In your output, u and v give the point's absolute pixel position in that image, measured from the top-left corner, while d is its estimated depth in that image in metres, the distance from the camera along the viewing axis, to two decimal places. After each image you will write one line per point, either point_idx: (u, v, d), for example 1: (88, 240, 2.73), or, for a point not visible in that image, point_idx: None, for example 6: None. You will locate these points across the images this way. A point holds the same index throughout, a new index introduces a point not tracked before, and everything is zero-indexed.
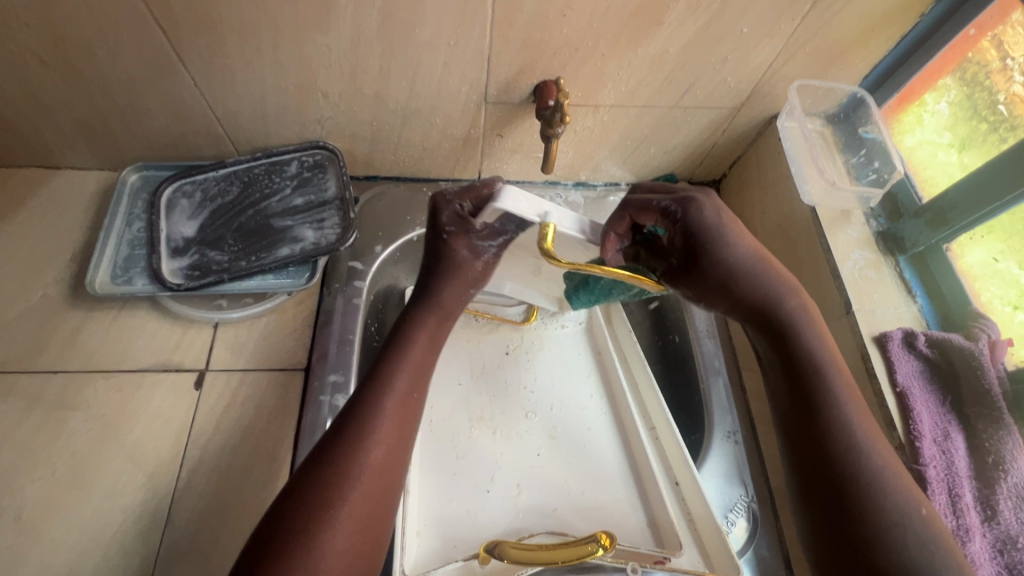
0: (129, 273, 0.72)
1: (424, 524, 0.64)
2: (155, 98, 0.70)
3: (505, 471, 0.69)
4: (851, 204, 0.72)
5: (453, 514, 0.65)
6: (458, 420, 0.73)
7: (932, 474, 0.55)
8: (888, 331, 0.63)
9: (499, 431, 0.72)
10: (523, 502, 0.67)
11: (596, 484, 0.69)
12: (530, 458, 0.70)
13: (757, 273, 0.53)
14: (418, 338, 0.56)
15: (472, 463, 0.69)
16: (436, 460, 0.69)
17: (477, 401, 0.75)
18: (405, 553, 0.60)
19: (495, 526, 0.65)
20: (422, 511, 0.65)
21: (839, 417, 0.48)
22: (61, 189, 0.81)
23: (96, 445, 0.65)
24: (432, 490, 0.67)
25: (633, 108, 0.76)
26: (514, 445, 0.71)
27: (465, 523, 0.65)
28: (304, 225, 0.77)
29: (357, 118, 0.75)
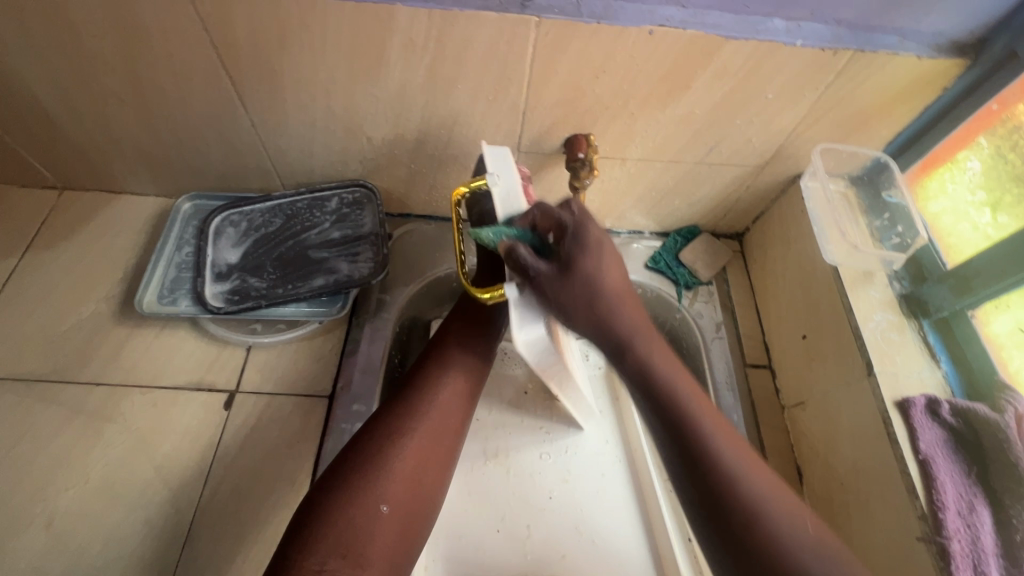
0: (175, 294, 0.77)
1: (433, 557, 0.65)
2: (215, 134, 0.76)
3: (515, 511, 0.69)
4: (873, 265, 0.73)
5: (462, 550, 0.66)
6: (474, 455, 0.74)
7: (955, 548, 0.53)
8: (911, 397, 0.62)
9: (513, 469, 0.73)
10: (532, 544, 0.67)
11: (606, 533, 0.69)
12: (542, 499, 0.71)
13: (620, 304, 0.55)
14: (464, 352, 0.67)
15: (483, 499, 0.70)
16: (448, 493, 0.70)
17: (493, 437, 0.76)
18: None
19: (502, 566, 0.65)
20: (432, 543, 0.66)
21: (708, 447, 0.51)
22: (120, 212, 0.87)
23: (128, 457, 0.68)
24: (443, 525, 0.67)
25: (659, 163, 0.79)
26: (527, 484, 0.72)
27: (473, 560, 0.66)
28: (339, 258, 0.81)
29: (397, 160, 0.80)
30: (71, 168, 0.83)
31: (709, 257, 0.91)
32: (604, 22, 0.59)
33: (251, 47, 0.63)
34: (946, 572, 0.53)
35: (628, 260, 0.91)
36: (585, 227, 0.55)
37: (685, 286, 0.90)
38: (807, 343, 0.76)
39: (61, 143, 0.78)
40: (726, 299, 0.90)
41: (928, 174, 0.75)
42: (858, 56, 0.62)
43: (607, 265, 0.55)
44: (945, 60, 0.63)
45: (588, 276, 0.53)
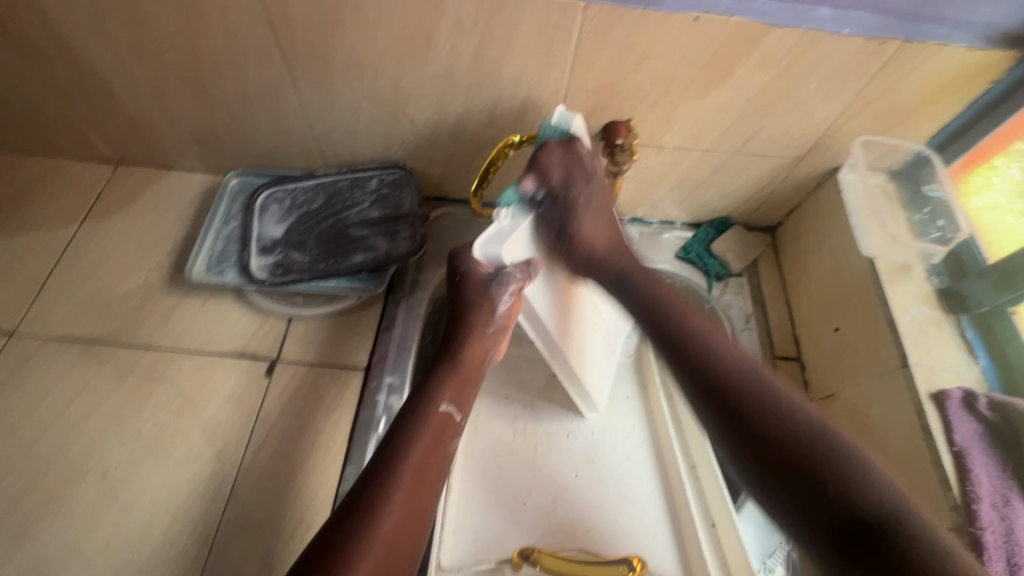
0: (222, 265, 0.80)
1: (461, 524, 0.67)
2: (265, 113, 0.79)
3: (541, 486, 0.71)
4: (911, 258, 0.72)
5: (490, 520, 0.68)
6: (502, 431, 0.75)
7: (988, 539, 0.53)
8: (947, 389, 0.62)
9: (540, 447, 0.74)
10: (557, 518, 0.68)
11: (629, 513, 0.70)
12: (567, 478, 0.72)
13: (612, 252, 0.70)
14: (450, 378, 0.63)
15: (511, 473, 0.72)
16: (477, 465, 0.72)
17: (522, 416, 0.77)
18: (441, 546, 0.64)
19: (528, 538, 0.67)
20: (460, 510, 0.68)
21: (709, 353, 0.59)
22: (170, 187, 0.91)
23: (176, 416, 0.72)
24: (472, 496, 0.69)
25: (695, 151, 0.80)
26: (553, 461, 0.73)
27: (499, 531, 0.67)
28: (378, 236, 0.84)
29: (437, 142, 0.82)
30: (127, 144, 0.87)
31: (740, 248, 0.91)
32: (650, 7, 0.60)
33: (306, 28, 0.66)
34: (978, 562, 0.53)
35: (659, 249, 0.92)
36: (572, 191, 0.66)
37: (716, 277, 0.90)
38: (839, 336, 0.76)
39: (121, 119, 0.82)
40: (757, 292, 0.90)
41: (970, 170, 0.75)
42: (905, 46, 0.62)
43: (596, 228, 0.69)
44: (995, 51, 0.62)
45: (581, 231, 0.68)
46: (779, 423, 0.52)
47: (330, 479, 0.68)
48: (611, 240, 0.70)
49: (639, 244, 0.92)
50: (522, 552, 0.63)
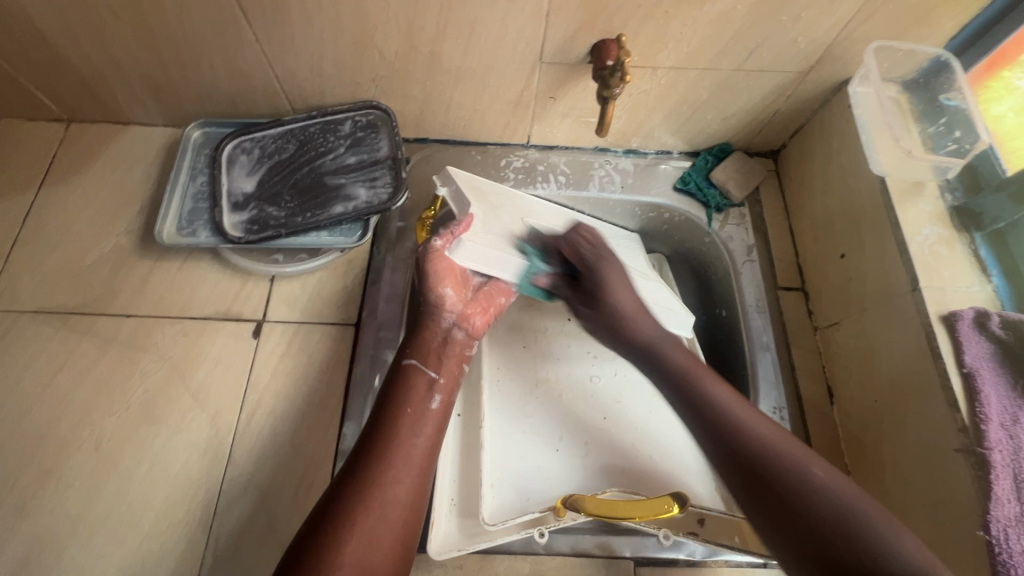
0: (194, 225, 0.75)
1: (498, 478, 0.65)
2: (219, 54, 0.71)
3: (572, 432, 0.71)
4: (925, 174, 0.67)
5: (525, 469, 0.67)
6: (525, 381, 0.75)
7: (995, 457, 0.52)
8: (958, 311, 0.60)
9: (565, 393, 0.74)
10: (591, 460, 0.68)
11: (663, 450, 0.70)
12: (597, 420, 0.72)
13: (642, 311, 0.64)
14: (425, 348, 0.62)
15: (540, 422, 0.71)
16: (506, 418, 0.71)
17: (543, 365, 0.77)
18: (483, 500, 0.61)
19: (566, 483, 0.66)
20: (496, 464, 0.66)
21: (746, 433, 0.52)
22: (130, 143, 0.84)
23: (165, 383, 0.70)
24: (504, 447, 0.68)
25: (693, 71, 0.73)
26: (579, 406, 0.73)
27: (536, 478, 0.66)
28: (356, 183, 0.78)
29: (411, 77, 0.75)
30: (76, 99, 0.80)
31: (741, 175, 0.86)
32: None
33: None
34: (984, 481, 0.52)
35: (656, 182, 0.87)
36: (603, 266, 0.67)
37: (716, 208, 0.86)
38: (846, 262, 0.73)
39: (62, 69, 0.75)
40: (759, 221, 0.86)
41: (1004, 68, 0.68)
42: None
43: (626, 292, 0.65)
44: None
45: (609, 303, 0.65)
46: (808, 485, 0.48)
47: (330, 437, 0.68)
48: (642, 308, 0.65)
49: (634, 178, 0.88)
50: (567, 498, 0.57)
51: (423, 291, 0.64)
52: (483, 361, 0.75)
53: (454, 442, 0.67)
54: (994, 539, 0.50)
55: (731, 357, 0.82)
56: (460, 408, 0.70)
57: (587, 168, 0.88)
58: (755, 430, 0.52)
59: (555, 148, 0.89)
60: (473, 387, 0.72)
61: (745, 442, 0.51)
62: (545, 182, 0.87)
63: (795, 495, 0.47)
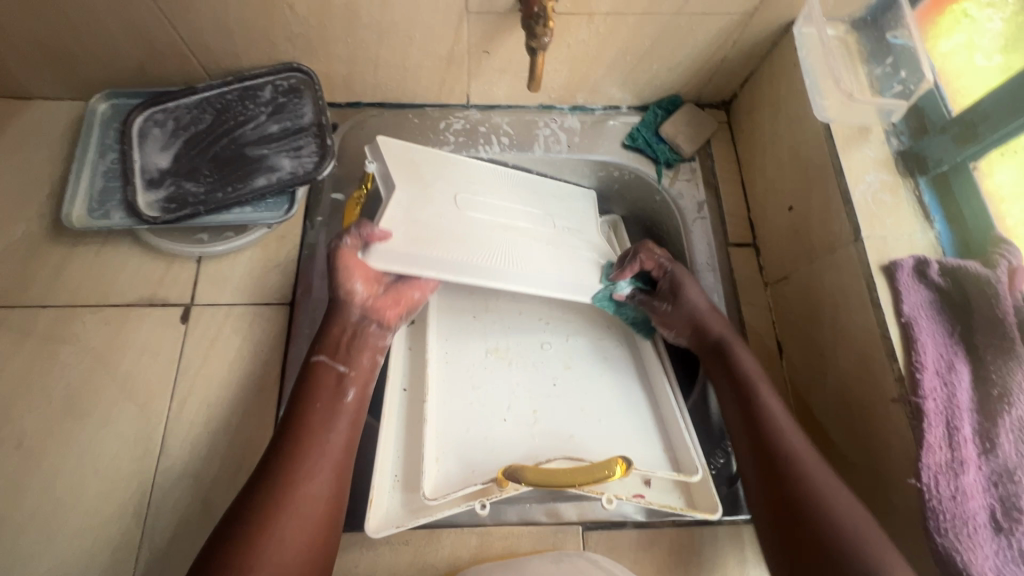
0: (106, 206, 0.70)
1: (444, 451, 0.63)
2: (113, 15, 0.65)
3: (521, 401, 0.69)
4: (869, 118, 0.65)
5: (471, 440, 0.65)
6: (474, 351, 0.72)
7: (929, 406, 0.51)
8: (899, 259, 0.58)
9: (514, 362, 0.72)
10: (538, 429, 0.67)
11: (613, 411, 0.69)
12: (546, 388, 0.71)
13: (716, 316, 0.67)
14: (334, 343, 0.61)
15: (488, 391, 0.69)
16: (454, 389, 0.69)
17: (492, 334, 0.75)
18: (427, 475, 0.60)
19: (511, 451, 0.64)
20: (440, 437, 0.64)
21: (780, 441, 0.57)
22: (34, 120, 0.77)
23: (89, 376, 0.66)
24: (449, 419, 0.66)
25: (631, 16, 0.69)
26: (528, 374, 0.72)
27: (482, 447, 0.64)
28: (281, 153, 0.73)
29: (330, 34, 0.70)
30: None
31: (691, 129, 0.83)
32: None
33: None
34: (918, 429, 0.51)
35: (603, 139, 0.84)
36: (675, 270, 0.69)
37: (666, 164, 0.83)
38: (793, 215, 0.71)
39: None
40: (710, 176, 0.83)
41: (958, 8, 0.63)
42: None
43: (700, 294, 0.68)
44: None
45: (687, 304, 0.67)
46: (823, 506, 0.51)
47: (267, 421, 0.65)
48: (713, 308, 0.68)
49: (581, 136, 0.84)
50: (507, 470, 0.54)
51: (332, 287, 0.62)
52: (428, 332, 0.72)
53: (398, 416, 0.65)
54: (925, 486, 0.49)
55: None
56: (404, 381, 0.67)
57: (531, 127, 0.84)
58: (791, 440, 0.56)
59: (497, 107, 0.84)
60: (418, 359, 0.70)
61: (804, 478, 0.53)
62: (487, 144, 0.83)
63: (825, 517, 0.50)
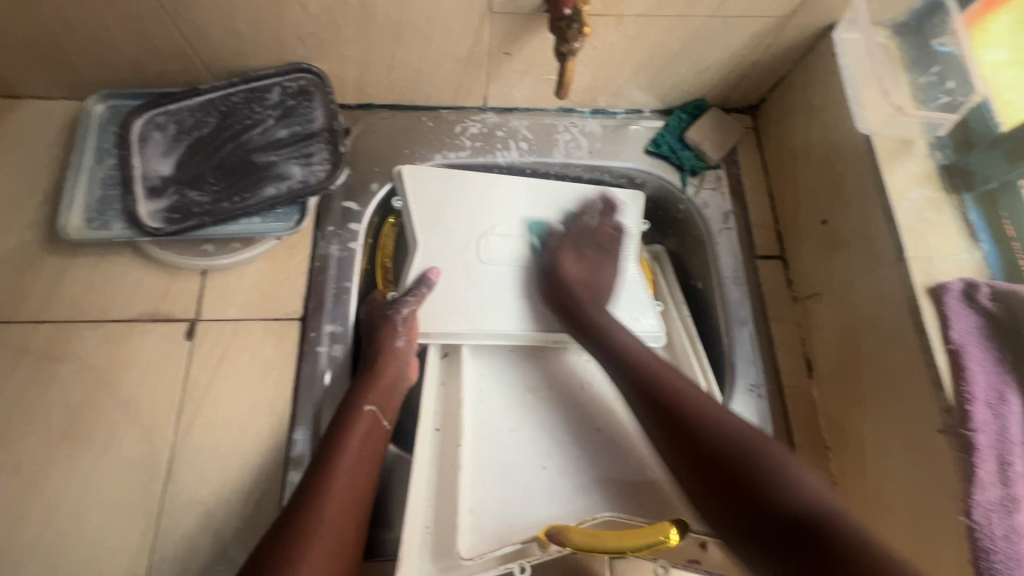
0: (105, 216, 0.66)
1: (479, 503, 0.58)
2: (111, 13, 0.61)
3: (563, 446, 0.66)
4: (912, 132, 0.62)
5: (513, 494, 0.60)
6: (513, 392, 0.69)
7: (981, 440, 0.49)
8: (946, 282, 0.55)
9: (554, 404, 0.69)
10: (582, 478, 0.63)
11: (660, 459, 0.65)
12: (589, 433, 0.67)
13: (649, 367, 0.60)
14: (371, 391, 0.60)
15: (527, 436, 0.66)
16: (490, 429, 0.65)
17: (529, 374, 0.71)
18: (461, 529, 0.55)
19: (552, 506, 0.60)
20: (476, 483, 0.60)
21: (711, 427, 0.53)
22: (26, 121, 0.73)
23: (89, 396, 0.63)
24: (485, 467, 0.62)
25: (663, 18, 0.65)
26: (570, 418, 0.68)
27: (523, 502, 0.60)
28: (290, 160, 0.69)
29: (343, 34, 0.65)
30: None
31: (718, 135, 0.79)
32: None
33: None
34: (968, 464, 0.49)
35: (625, 144, 0.80)
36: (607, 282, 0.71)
37: (691, 171, 0.79)
38: (828, 230, 0.68)
39: None
40: (737, 185, 0.80)
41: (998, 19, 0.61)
42: None
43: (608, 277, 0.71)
44: None
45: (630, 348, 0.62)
46: (782, 481, 0.48)
47: (279, 444, 0.62)
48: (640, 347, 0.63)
49: (602, 142, 0.80)
50: (551, 530, 0.51)
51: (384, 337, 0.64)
52: (464, 368, 0.69)
53: (430, 464, 0.59)
54: (976, 524, 0.48)
55: (706, 333, 0.77)
56: (437, 421, 0.64)
57: (550, 131, 0.80)
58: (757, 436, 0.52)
59: (515, 110, 0.80)
60: (453, 395, 0.66)
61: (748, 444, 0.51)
62: (505, 149, 0.79)
63: (774, 491, 0.47)
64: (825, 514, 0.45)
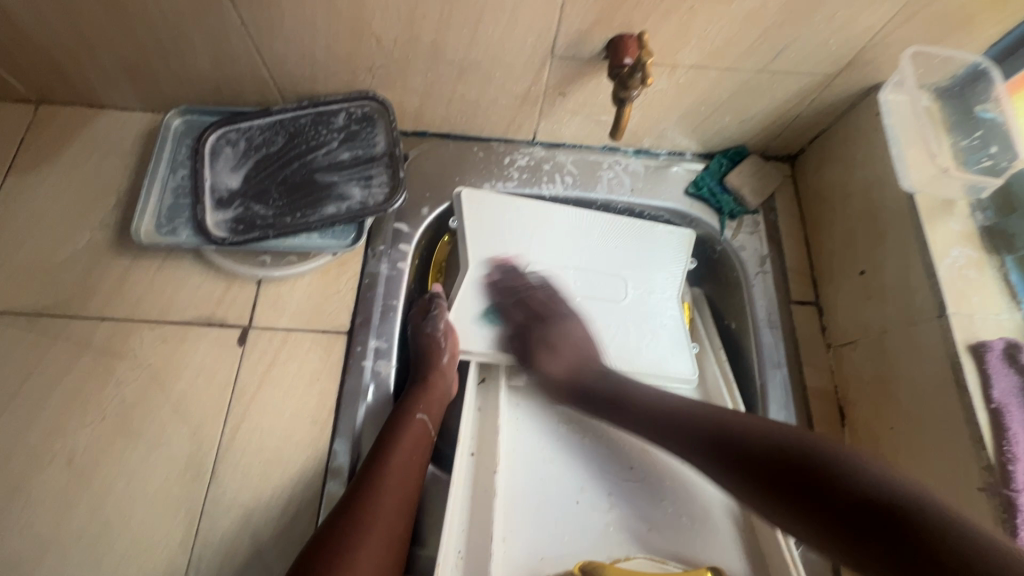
0: (174, 223, 0.70)
1: (511, 529, 0.58)
2: (201, 36, 0.65)
3: (596, 480, 0.65)
4: (955, 193, 0.64)
5: (546, 522, 0.60)
6: (548, 423, 0.69)
7: (1023, 501, 0.50)
8: (987, 340, 0.57)
9: (589, 438, 0.68)
10: (613, 514, 0.62)
11: (688, 505, 0.63)
12: (622, 470, 0.65)
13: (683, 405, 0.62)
14: (420, 400, 0.63)
15: (560, 469, 0.65)
16: (524, 459, 0.65)
17: (566, 404, 0.71)
18: (495, 558, 0.55)
19: (584, 540, 0.60)
20: (508, 512, 0.60)
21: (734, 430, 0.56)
22: (106, 129, 0.78)
23: (143, 394, 0.65)
24: (519, 496, 0.61)
25: (714, 70, 0.68)
26: (605, 451, 0.67)
27: (556, 534, 0.60)
28: (350, 181, 0.73)
29: (411, 67, 0.70)
30: (42, 77, 0.73)
31: (757, 181, 0.82)
32: None
33: None
34: (1010, 524, 0.50)
35: (667, 185, 0.83)
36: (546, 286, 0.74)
37: (729, 215, 0.82)
38: (866, 280, 0.70)
39: (27, 48, 0.68)
40: (773, 230, 0.82)
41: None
42: None
43: (561, 357, 0.69)
44: None
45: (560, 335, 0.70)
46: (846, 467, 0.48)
47: (318, 454, 0.64)
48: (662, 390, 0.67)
49: (644, 181, 0.83)
50: None
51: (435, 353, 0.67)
52: (499, 396, 0.69)
53: (467, 487, 0.60)
54: None
55: (738, 374, 0.78)
56: (473, 446, 0.63)
57: (595, 167, 0.83)
58: (790, 441, 0.53)
59: (562, 146, 0.84)
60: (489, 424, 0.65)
61: (793, 443, 0.52)
62: (550, 183, 0.82)
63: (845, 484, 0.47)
64: (907, 486, 0.45)
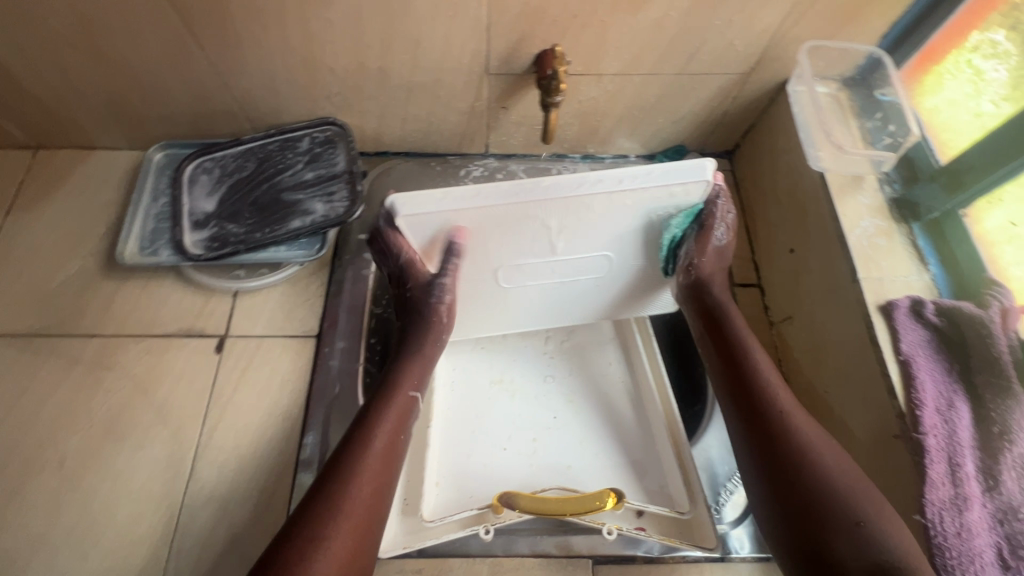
0: (155, 245, 0.77)
1: (443, 476, 0.68)
2: (175, 78, 0.74)
3: (521, 431, 0.71)
4: (862, 168, 0.69)
5: (472, 467, 0.68)
6: (480, 380, 0.75)
7: (930, 442, 0.53)
8: (895, 300, 0.61)
9: (518, 394, 0.74)
10: (538, 458, 0.69)
11: (608, 448, 0.70)
12: (546, 419, 0.72)
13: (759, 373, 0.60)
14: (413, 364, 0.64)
15: (491, 420, 0.72)
16: (457, 418, 0.72)
17: (499, 364, 0.76)
18: (426, 498, 0.65)
19: (509, 478, 0.67)
20: (442, 464, 0.69)
21: (795, 435, 0.55)
22: (97, 168, 0.86)
23: (129, 401, 0.70)
24: (452, 447, 0.70)
25: (637, 76, 0.75)
26: (533, 405, 0.73)
27: (482, 475, 0.68)
28: (314, 198, 0.80)
29: (364, 93, 0.77)
30: (39, 124, 0.82)
31: None
32: None
33: None
34: (921, 466, 0.53)
35: None
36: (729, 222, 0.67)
37: None
38: (796, 257, 0.74)
39: (25, 99, 0.77)
40: None
41: (985, 16, 0.63)
42: None
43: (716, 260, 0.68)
44: None
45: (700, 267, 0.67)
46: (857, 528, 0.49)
47: (289, 447, 0.68)
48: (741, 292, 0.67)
49: None
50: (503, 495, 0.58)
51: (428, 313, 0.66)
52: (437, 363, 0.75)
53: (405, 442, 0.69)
54: (928, 522, 0.51)
55: None
56: None
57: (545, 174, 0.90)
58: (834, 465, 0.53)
59: (513, 156, 0.90)
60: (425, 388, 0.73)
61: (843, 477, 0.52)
62: None
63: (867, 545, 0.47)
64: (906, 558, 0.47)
